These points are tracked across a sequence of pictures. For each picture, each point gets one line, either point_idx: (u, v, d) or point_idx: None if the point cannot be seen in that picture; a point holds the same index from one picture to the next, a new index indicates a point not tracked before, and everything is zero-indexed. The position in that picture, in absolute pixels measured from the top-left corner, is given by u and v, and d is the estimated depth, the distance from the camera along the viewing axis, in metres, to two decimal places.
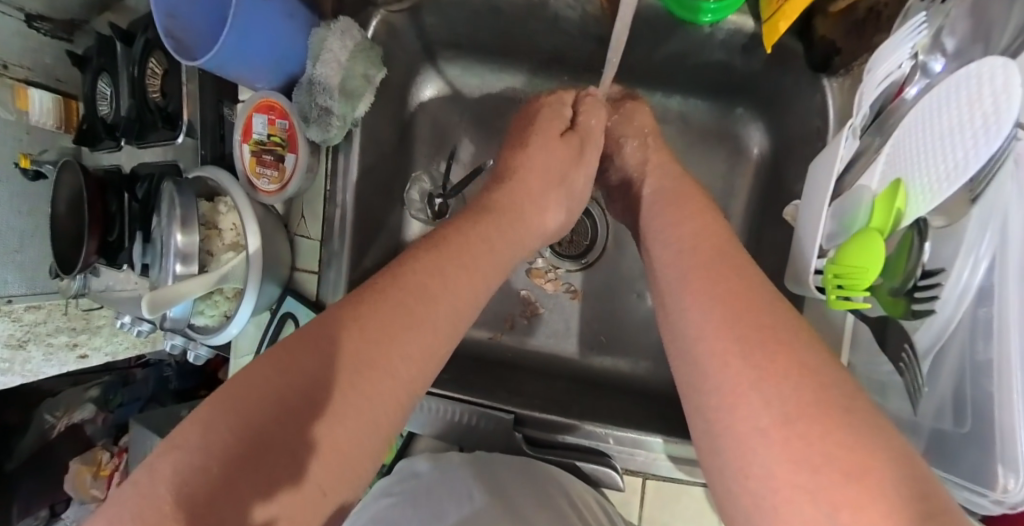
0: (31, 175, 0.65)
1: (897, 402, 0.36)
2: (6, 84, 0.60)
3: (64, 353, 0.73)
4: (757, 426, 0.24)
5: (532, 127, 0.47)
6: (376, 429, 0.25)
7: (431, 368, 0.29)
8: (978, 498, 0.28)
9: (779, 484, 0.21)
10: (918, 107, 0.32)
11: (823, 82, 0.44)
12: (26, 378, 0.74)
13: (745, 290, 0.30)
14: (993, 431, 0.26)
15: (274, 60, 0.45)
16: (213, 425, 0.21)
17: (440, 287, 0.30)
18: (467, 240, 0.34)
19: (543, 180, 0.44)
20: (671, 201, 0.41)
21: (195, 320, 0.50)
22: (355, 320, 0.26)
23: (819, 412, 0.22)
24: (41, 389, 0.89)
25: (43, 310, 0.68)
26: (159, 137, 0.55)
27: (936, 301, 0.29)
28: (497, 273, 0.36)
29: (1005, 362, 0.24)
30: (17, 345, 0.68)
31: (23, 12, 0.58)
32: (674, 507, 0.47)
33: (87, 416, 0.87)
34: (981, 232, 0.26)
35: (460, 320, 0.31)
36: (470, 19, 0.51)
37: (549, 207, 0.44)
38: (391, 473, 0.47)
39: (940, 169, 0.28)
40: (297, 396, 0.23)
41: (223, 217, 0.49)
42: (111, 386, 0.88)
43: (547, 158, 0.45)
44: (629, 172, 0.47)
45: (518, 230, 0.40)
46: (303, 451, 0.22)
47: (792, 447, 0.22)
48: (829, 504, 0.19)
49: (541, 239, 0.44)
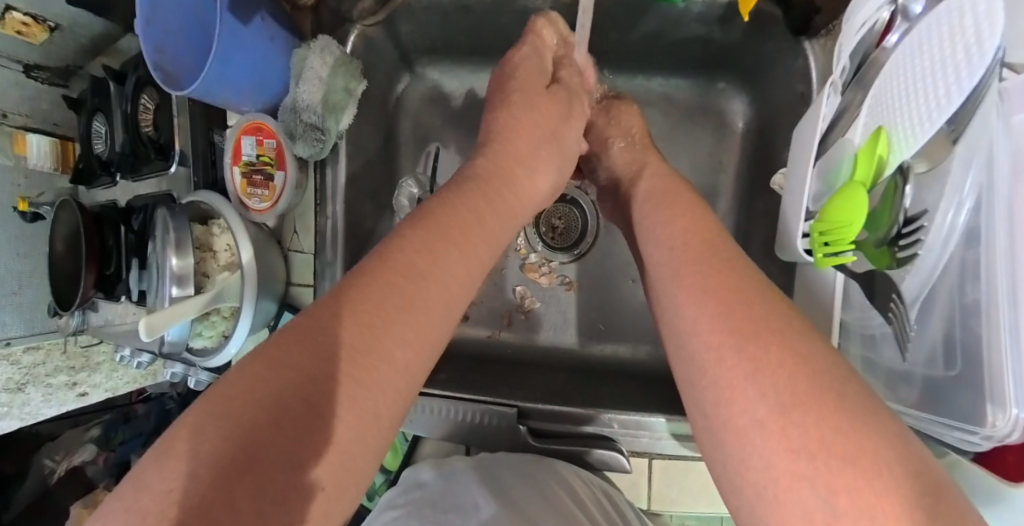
0: (30, 218, 0.64)
1: (889, 353, 0.36)
2: (5, 132, 0.61)
3: (63, 392, 0.70)
4: (754, 418, 0.22)
5: (514, 88, 0.45)
6: (380, 422, 0.24)
7: (431, 352, 0.28)
8: (969, 437, 0.28)
9: (778, 473, 0.20)
10: (897, 54, 0.32)
11: (804, 45, 0.43)
12: (24, 423, 0.70)
13: (733, 275, 0.28)
14: (982, 371, 0.26)
15: (255, 83, 0.46)
16: (204, 436, 0.20)
17: (430, 264, 0.28)
18: (452, 213, 0.32)
19: (533, 140, 0.42)
20: (660, 201, 0.39)
21: (192, 343, 0.51)
22: (346, 308, 0.25)
23: (817, 401, 0.21)
24: (40, 436, 0.78)
25: (42, 351, 0.67)
26: (154, 168, 0.58)
27: (920, 244, 0.30)
28: (488, 247, 0.34)
29: (993, 301, 0.25)
30: (16, 388, 0.66)
31: (20, 63, 0.61)
32: (682, 482, 0.47)
33: (87, 458, 0.74)
34: (965, 170, 0.27)
35: (456, 299, 0.30)
36: (443, 22, 0.52)
37: (539, 168, 0.42)
38: (397, 484, 0.48)
39: (921, 112, 0.29)
40: (297, 401, 0.21)
41: (217, 238, 0.51)
42: (111, 424, 0.77)
43: (535, 119, 0.43)
44: (618, 173, 0.47)
45: (507, 198, 0.38)
46: (303, 460, 0.21)
47: (788, 439, 0.20)
48: (825, 489, 0.19)
49: (534, 205, 0.42)
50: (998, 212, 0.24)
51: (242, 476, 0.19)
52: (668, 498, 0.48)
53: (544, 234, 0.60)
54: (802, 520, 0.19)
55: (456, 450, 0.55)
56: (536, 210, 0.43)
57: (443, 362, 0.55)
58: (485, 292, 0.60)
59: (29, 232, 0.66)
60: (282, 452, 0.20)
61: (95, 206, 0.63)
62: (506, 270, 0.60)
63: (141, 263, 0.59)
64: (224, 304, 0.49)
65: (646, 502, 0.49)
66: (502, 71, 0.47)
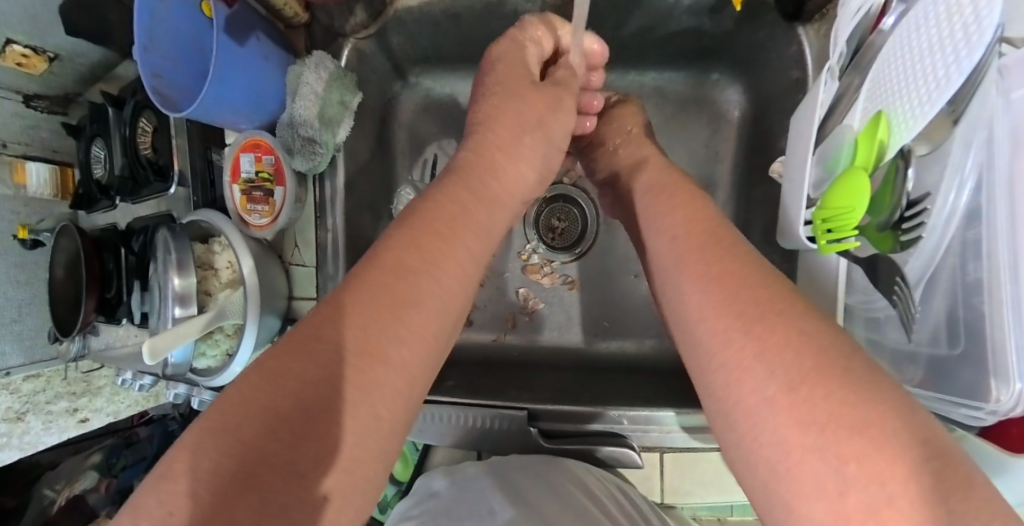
0: (29, 245, 0.65)
1: (893, 334, 0.35)
2: (5, 162, 0.63)
3: (63, 419, 0.70)
4: (763, 397, 0.22)
5: (495, 79, 0.43)
6: (380, 423, 0.23)
7: (428, 355, 0.27)
8: (974, 412, 0.29)
9: (791, 448, 0.20)
10: (895, 37, 0.32)
11: (797, 31, 0.42)
12: (24, 453, 0.69)
13: (734, 260, 0.28)
14: (985, 345, 0.27)
15: (253, 101, 0.46)
16: (202, 453, 0.20)
17: (420, 261, 0.28)
18: (438, 205, 0.32)
19: (515, 127, 0.40)
20: (664, 192, 0.37)
21: (196, 363, 0.52)
22: (340, 314, 0.24)
23: (822, 375, 0.20)
24: (39, 465, 0.73)
25: (41, 378, 0.68)
26: (152, 190, 0.58)
27: (924, 227, 0.29)
28: (479, 237, 0.33)
29: (995, 277, 0.25)
30: (15, 418, 0.66)
31: (19, 93, 0.62)
32: (694, 473, 0.50)
33: (87, 487, 0.70)
34: (965, 149, 0.27)
35: (452, 294, 0.29)
36: (433, 32, 0.52)
37: (522, 157, 0.40)
38: (409, 495, 0.48)
39: (920, 91, 0.29)
40: (293, 410, 0.21)
41: (218, 256, 0.52)
42: (113, 450, 0.73)
43: (519, 109, 0.41)
44: (619, 165, 0.47)
45: (492, 186, 0.37)
46: (302, 470, 0.20)
47: (798, 414, 0.20)
48: (836, 458, 0.18)
49: (522, 192, 0.41)
50: (999, 190, 0.24)
51: (248, 485, 0.19)
52: (680, 490, 0.50)
53: (544, 236, 0.59)
54: (814, 492, 0.19)
55: (467, 455, 0.56)
56: (526, 197, 0.42)
57: (449, 369, 0.55)
58: (487, 296, 0.60)
59: (30, 259, 0.67)
60: (282, 464, 0.20)
61: (95, 230, 0.64)
62: (507, 273, 0.60)
63: (143, 285, 0.59)
64: (226, 321, 0.50)
65: (659, 496, 0.51)
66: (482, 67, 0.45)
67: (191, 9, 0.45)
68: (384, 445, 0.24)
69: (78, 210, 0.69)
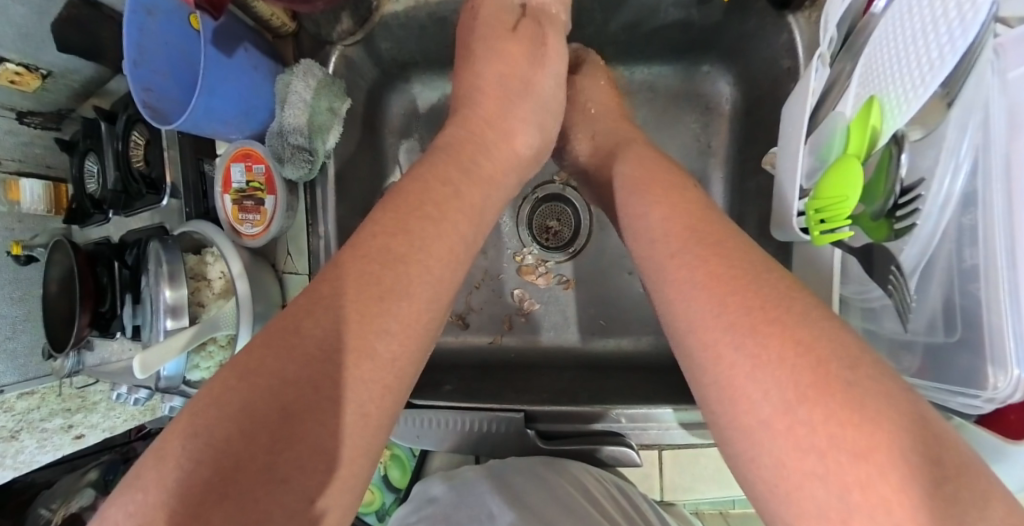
0: (23, 261, 0.66)
1: (890, 324, 0.34)
2: None
3: (58, 437, 0.70)
4: (759, 419, 0.21)
5: (477, 38, 0.45)
6: (368, 422, 0.24)
7: (419, 343, 0.27)
8: (971, 400, 0.29)
9: (790, 473, 0.20)
10: (888, 20, 0.31)
11: (787, 19, 0.41)
12: (19, 472, 0.68)
13: (724, 259, 0.27)
14: (982, 334, 0.27)
15: (243, 112, 0.46)
16: (170, 460, 0.20)
17: (408, 247, 0.28)
18: (429, 188, 0.32)
19: (493, 95, 0.43)
20: (642, 185, 0.35)
21: (189, 375, 0.53)
22: (335, 298, 0.25)
23: (821, 393, 0.20)
24: (35, 484, 0.72)
25: (36, 395, 0.68)
26: (146, 203, 0.58)
27: (918, 214, 0.29)
28: (473, 222, 0.33)
29: (993, 268, 0.25)
30: (8, 437, 0.65)
31: (13, 111, 0.62)
32: (694, 469, 0.49)
33: (85, 504, 0.64)
34: (960, 136, 0.26)
35: (443, 283, 0.29)
36: (421, 35, 0.52)
37: (508, 126, 0.42)
38: (408, 501, 0.49)
39: (913, 75, 0.28)
40: (272, 411, 0.21)
41: (210, 267, 0.53)
42: (110, 466, 0.69)
43: (494, 65, 0.44)
44: (597, 164, 0.46)
45: (482, 164, 0.37)
46: (284, 475, 0.21)
47: (797, 437, 0.20)
48: (839, 485, 0.18)
49: (518, 168, 0.41)
50: (995, 182, 0.24)
51: (228, 498, 0.19)
52: (681, 487, 0.50)
53: (539, 236, 0.59)
54: (815, 517, 0.18)
55: (466, 460, 0.57)
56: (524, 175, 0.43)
57: (447, 375, 0.54)
58: (483, 298, 0.60)
59: (22, 276, 0.67)
60: (260, 469, 0.20)
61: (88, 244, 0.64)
62: (503, 274, 0.59)
63: (136, 298, 0.59)
64: (218, 332, 0.50)
65: (659, 492, 0.51)
66: (476, 12, 0.46)
67: (180, 22, 0.46)
68: (372, 441, 0.24)
69: (71, 225, 0.69)
